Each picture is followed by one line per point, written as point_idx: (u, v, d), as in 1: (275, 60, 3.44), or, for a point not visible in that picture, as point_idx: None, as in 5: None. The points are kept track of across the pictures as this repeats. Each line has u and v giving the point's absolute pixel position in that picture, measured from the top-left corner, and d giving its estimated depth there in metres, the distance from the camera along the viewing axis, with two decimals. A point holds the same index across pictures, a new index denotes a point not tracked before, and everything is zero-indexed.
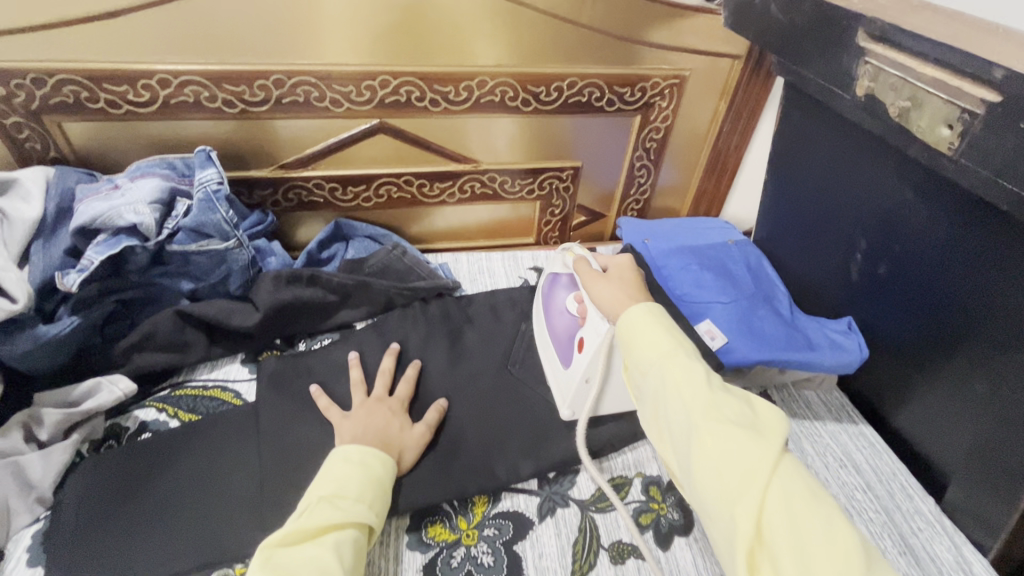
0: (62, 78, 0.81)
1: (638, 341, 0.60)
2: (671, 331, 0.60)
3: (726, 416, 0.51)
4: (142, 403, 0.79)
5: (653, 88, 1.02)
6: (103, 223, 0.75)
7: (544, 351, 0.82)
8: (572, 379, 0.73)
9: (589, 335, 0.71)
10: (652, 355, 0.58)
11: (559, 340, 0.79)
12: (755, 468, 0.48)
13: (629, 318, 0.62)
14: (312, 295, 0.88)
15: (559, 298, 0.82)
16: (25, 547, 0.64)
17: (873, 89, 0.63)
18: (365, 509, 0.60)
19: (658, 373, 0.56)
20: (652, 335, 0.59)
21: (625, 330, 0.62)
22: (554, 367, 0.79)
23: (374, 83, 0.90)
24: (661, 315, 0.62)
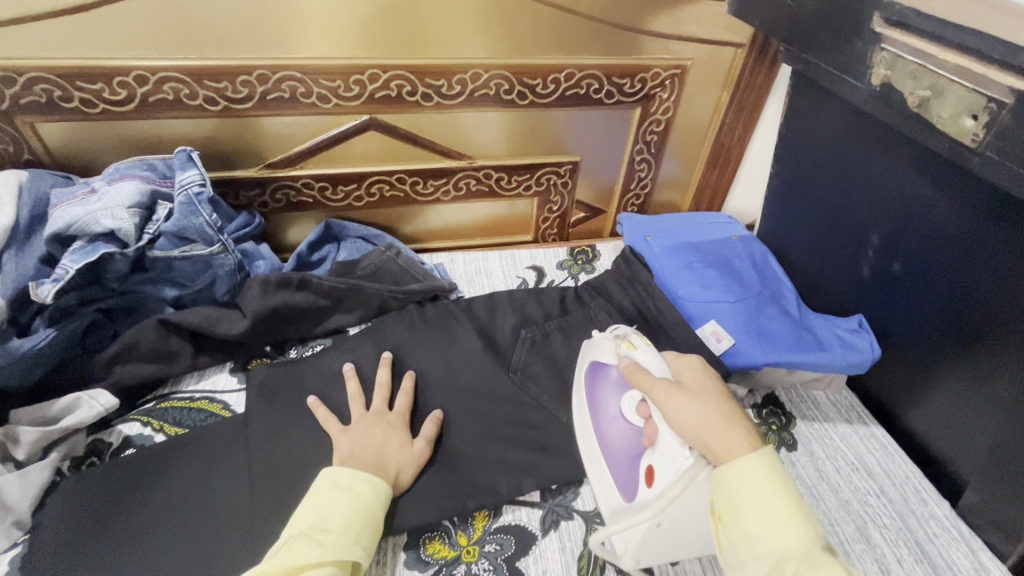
0: (33, 77, 0.77)
1: (750, 502, 0.47)
2: (797, 503, 0.47)
3: None
4: (126, 417, 0.76)
5: (654, 79, 0.98)
6: (78, 230, 0.71)
7: (594, 473, 0.67)
8: (635, 524, 0.57)
9: (659, 465, 0.57)
10: (772, 540, 0.45)
11: (619, 461, 0.65)
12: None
13: (740, 466, 0.49)
14: (302, 300, 0.85)
15: (612, 404, 0.69)
16: (1, 574, 0.61)
17: (890, 78, 0.60)
18: (348, 544, 0.57)
19: (776, 564, 0.44)
20: (773, 507, 0.46)
21: (729, 480, 0.49)
22: (612, 497, 0.64)
23: (363, 77, 0.86)
24: (778, 472, 0.49)
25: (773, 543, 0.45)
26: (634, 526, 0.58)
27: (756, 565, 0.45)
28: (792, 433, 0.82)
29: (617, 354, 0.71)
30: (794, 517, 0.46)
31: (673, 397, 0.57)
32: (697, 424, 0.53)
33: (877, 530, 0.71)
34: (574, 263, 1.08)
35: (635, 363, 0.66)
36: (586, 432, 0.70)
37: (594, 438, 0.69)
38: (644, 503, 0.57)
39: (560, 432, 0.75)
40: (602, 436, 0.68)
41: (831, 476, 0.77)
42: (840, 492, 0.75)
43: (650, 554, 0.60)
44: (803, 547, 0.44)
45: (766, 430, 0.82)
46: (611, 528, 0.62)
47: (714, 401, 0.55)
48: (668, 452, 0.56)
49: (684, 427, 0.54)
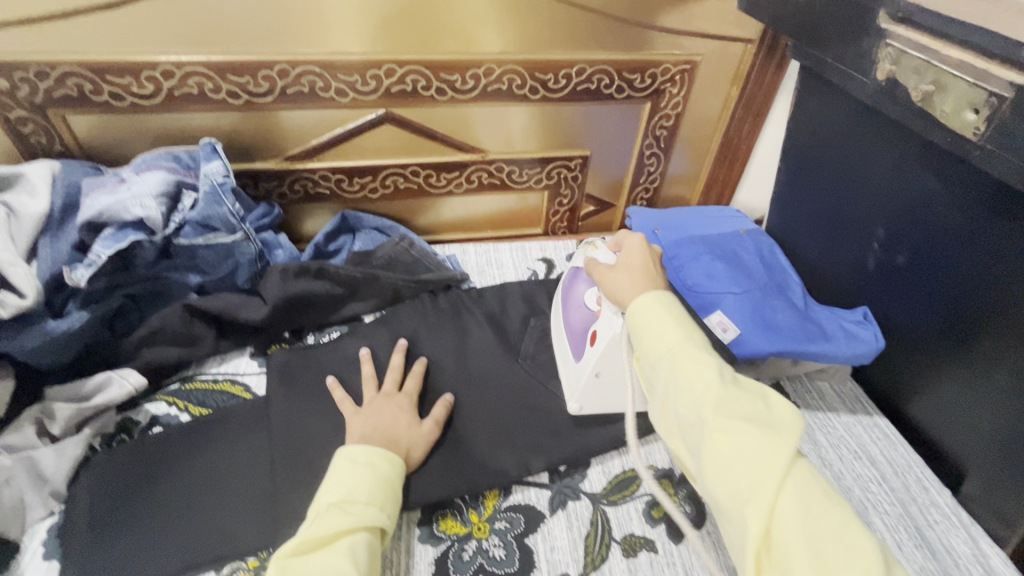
0: (66, 71, 0.80)
1: (649, 327, 0.59)
2: (682, 322, 0.59)
3: (738, 412, 0.50)
4: (153, 397, 0.79)
5: (664, 74, 0.99)
6: (109, 218, 0.75)
7: (558, 348, 0.81)
8: (581, 374, 0.74)
9: (602, 329, 0.72)
10: (662, 347, 0.57)
11: (573, 334, 0.78)
12: (769, 462, 0.47)
13: (641, 306, 0.61)
14: (319, 288, 0.87)
15: (578, 294, 0.78)
16: (40, 540, 0.64)
17: (895, 72, 0.61)
18: (375, 511, 0.60)
19: (670, 370, 0.56)
20: (662, 328, 0.58)
21: (635, 315, 0.61)
22: (566, 361, 0.78)
23: (379, 72, 0.89)
24: (669, 301, 0.61)
25: (661, 349, 0.57)
26: (580, 376, 0.74)
27: (657, 369, 0.57)
28: None
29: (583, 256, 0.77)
30: (676, 328, 0.58)
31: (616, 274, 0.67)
32: (627, 289, 0.64)
33: (878, 516, 0.73)
34: None
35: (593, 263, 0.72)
36: (557, 316, 0.83)
37: (562, 322, 0.81)
38: (589, 358, 0.73)
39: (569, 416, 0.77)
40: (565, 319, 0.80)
41: (834, 464, 0.78)
42: (843, 480, 0.77)
43: (593, 404, 0.76)
44: (685, 350, 0.56)
45: None
46: (566, 385, 0.78)
47: (642, 276, 0.65)
48: (609, 318, 0.71)
49: (619, 293, 0.65)
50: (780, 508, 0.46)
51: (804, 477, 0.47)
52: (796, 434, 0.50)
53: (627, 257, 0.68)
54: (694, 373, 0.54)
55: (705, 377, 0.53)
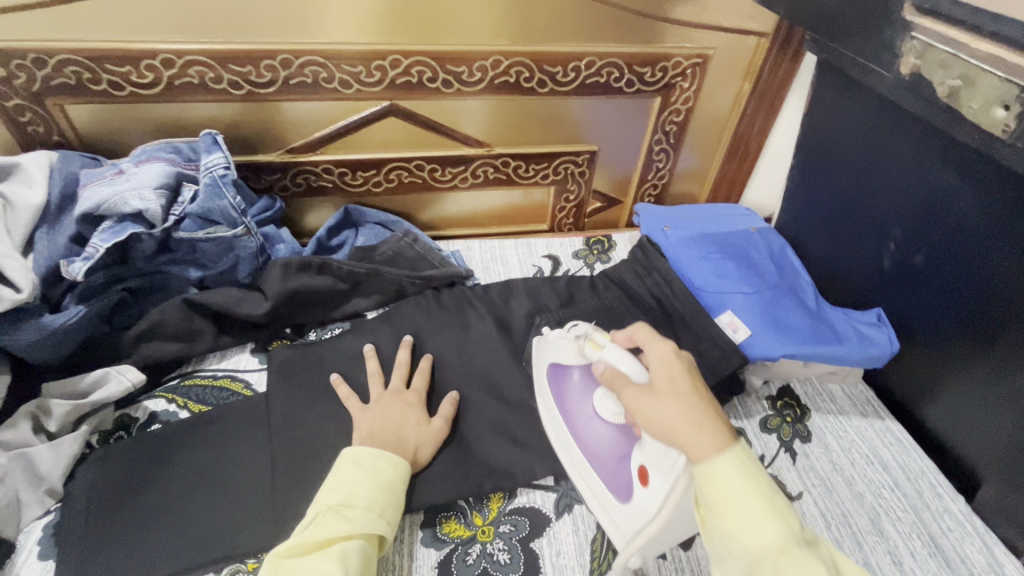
0: (64, 59, 0.78)
1: (732, 506, 0.47)
2: (771, 500, 0.47)
3: None
4: (152, 393, 0.78)
5: (675, 68, 0.97)
6: (108, 210, 0.73)
7: (579, 475, 0.68)
8: (637, 518, 0.60)
9: (654, 464, 0.58)
10: (754, 545, 0.45)
11: (605, 463, 0.67)
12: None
13: (715, 471, 0.49)
14: (322, 284, 0.86)
15: (588, 406, 0.70)
16: (36, 539, 0.63)
17: (919, 67, 0.59)
18: (374, 516, 0.59)
19: (762, 574, 0.44)
20: (751, 517, 0.46)
21: (707, 483, 0.49)
22: (603, 499, 0.65)
23: (384, 62, 0.87)
24: (750, 463, 0.50)
25: (750, 544, 0.45)
26: (633, 522, 0.60)
27: (735, 565, 0.46)
28: (807, 425, 0.82)
29: (584, 354, 0.69)
30: (770, 518, 0.46)
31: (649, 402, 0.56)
32: (674, 428, 0.53)
33: (890, 523, 0.71)
34: (589, 253, 1.08)
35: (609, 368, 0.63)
36: (569, 437, 0.71)
37: (574, 441, 0.70)
38: (642, 503, 0.59)
39: None
40: (586, 439, 0.70)
41: (845, 469, 0.77)
42: (854, 485, 0.75)
43: (654, 550, 0.60)
44: (780, 547, 0.45)
45: (780, 422, 0.82)
46: (609, 524, 0.64)
47: (690, 400, 0.54)
48: (661, 453, 0.57)
49: (663, 430, 0.54)
50: None
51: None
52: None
53: (660, 376, 0.58)
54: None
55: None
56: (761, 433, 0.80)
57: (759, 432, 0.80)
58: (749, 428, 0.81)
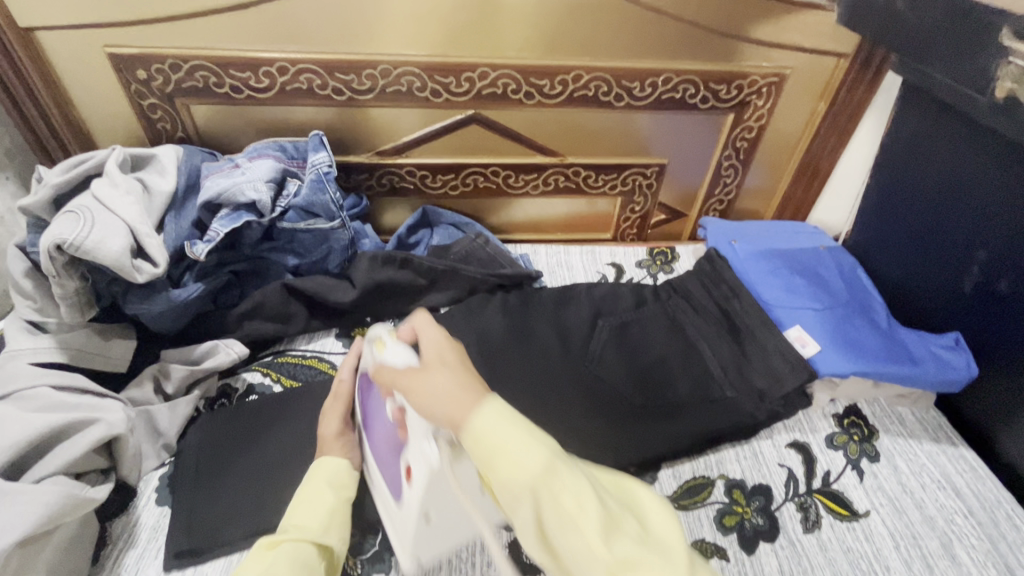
0: (195, 64, 0.88)
1: (502, 450, 0.43)
2: (533, 431, 0.45)
3: (625, 541, 0.41)
4: (249, 367, 0.85)
5: (750, 86, 0.99)
6: (227, 198, 0.81)
7: (373, 478, 0.66)
8: (408, 520, 0.58)
9: (413, 463, 0.55)
10: (523, 476, 0.42)
11: (387, 462, 0.62)
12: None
13: (481, 421, 0.45)
14: (403, 278, 0.92)
15: (376, 403, 0.65)
16: (154, 487, 0.70)
17: (1016, 91, 0.60)
18: (303, 526, 0.59)
19: (536, 506, 0.42)
20: (513, 449, 0.43)
21: (478, 437, 0.44)
22: (388, 502, 0.63)
23: (474, 75, 0.93)
24: (511, 410, 0.46)
25: (522, 479, 0.42)
26: (407, 523, 0.58)
27: (519, 508, 0.43)
28: (874, 445, 0.81)
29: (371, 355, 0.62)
30: (529, 444, 0.43)
31: (416, 379, 0.51)
32: (438, 397, 0.48)
33: (963, 549, 0.70)
34: (653, 263, 1.10)
35: (384, 364, 0.56)
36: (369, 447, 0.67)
37: (369, 446, 0.67)
38: (409, 502, 0.57)
39: (640, 416, 0.78)
40: (374, 444, 0.65)
41: (916, 492, 0.76)
42: (925, 508, 0.74)
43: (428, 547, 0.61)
44: (549, 468, 0.43)
45: (847, 440, 0.81)
46: (395, 530, 0.63)
47: (461, 370, 0.50)
48: (417, 450, 0.54)
49: (425, 405, 0.49)
50: None
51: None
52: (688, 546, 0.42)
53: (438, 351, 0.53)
54: (572, 508, 0.41)
55: (581, 505, 0.41)
56: (826, 449, 0.80)
57: (825, 447, 0.80)
58: (813, 442, 0.81)
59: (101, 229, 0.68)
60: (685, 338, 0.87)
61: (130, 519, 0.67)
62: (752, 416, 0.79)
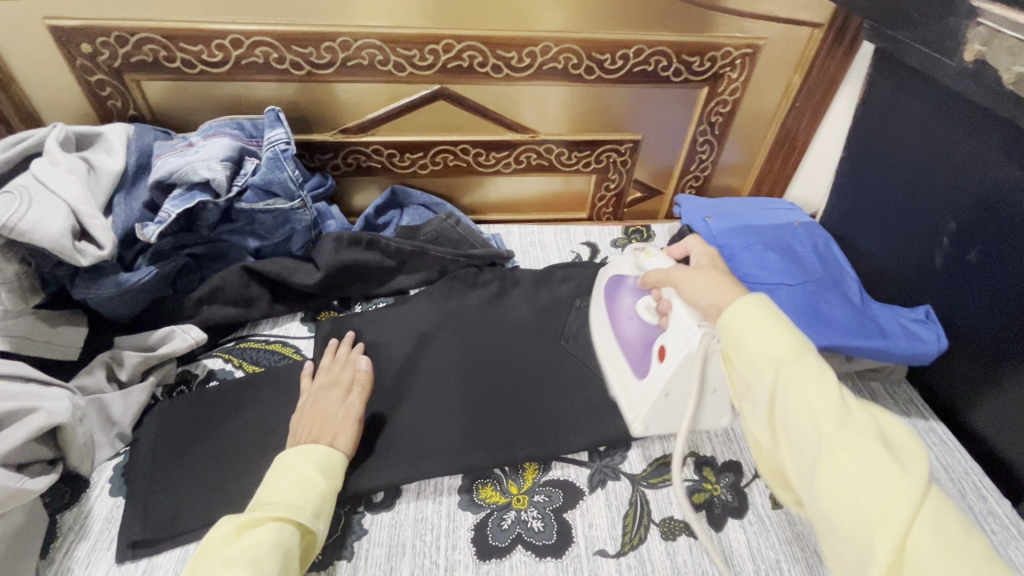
0: (143, 37, 0.83)
1: (746, 338, 0.50)
2: (785, 326, 0.49)
3: (860, 432, 0.43)
4: (210, 353, 0.83)
5: (724, 58, 0.97)
6: (178, 178, 0.77)
7: (608, 363, 0.75)
8: (649, 391, 0.68)
9: (671, 343, 0.65)
10: (768, 354, 0.48)
11: (631, 347, 0.73)
12: (902, 493, 0.40)
13: (736, 311, 0.52)
14: (369, 259, 0.89)
15: (626, 304, 0.76)
16: (108, 477, 0.68)
17: (984, 54, 0.59)
18: (296, 505, 0.57)
19: (774, 383, 0.47)
20: (763, 333, 0.49)
21: (727, 321, 0.52)
22: (622, 376, 0.73)
23: (437, 47, 0.89)
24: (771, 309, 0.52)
25: (771, 356, 0.48)
26: (646, 395, 0.68)
27: (756, 386, 0.49)
28: None
29: (635, 263, 0.76)
30: (780, 333, 0.49)
31: (686, 278, 0.61)
32: (704, 292, 0.58)
33: None
34: (628, 242, 1.08)
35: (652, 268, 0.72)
36: (608, 336, 0.76)
37: (610, 334, 0.76)
38: (655, 375, 0.67)
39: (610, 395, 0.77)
40: (616, 333, 0.75)
41: None
42: None
43: (658, 424, 0.69)
44: (795, 355, 0.47)
45: None
46: (625, 404, 0.71)
47: (727, 277, 0.59)
48: (678, 331, 0.64)
49: (694, 299, 0.59)
50: (914, 539, 0.39)
51: (941, 500, 0.40)
52: (923, 460, 0.42)
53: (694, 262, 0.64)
54: (812, 389, 0.45)
55: (822, 389, 0.45)
56: None
57: None
58: None
59: (38, 210, 0.65)
60: None
61: (81, 511, 0.65)
62: None
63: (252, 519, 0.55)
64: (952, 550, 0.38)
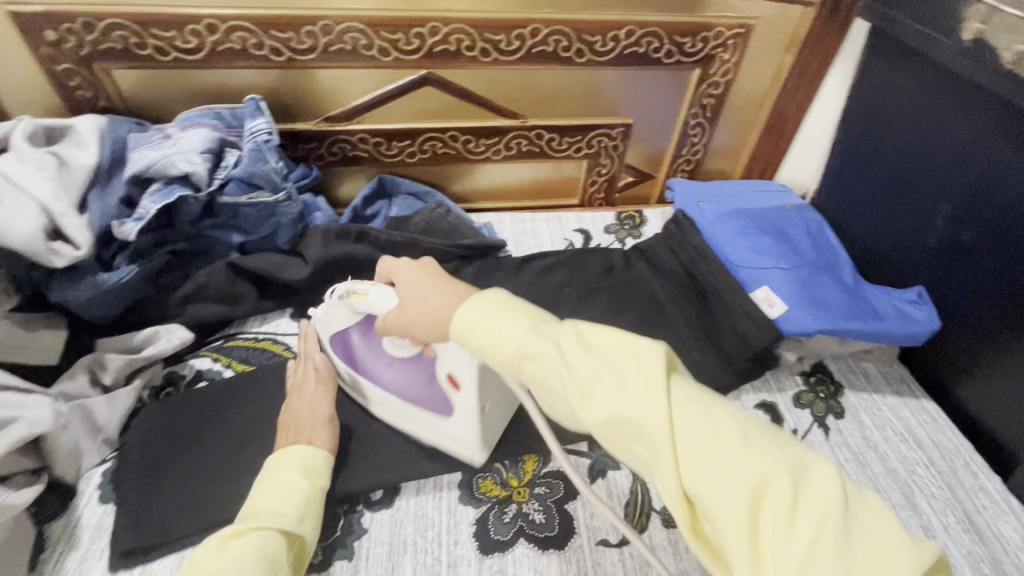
0: (111, 23, 0.79)
1: (483, 342, 0.45)
2: (510, 312, 0.46)
3: (605, 392, 0.40)
4: (198, 353, 0.81)
5: (716, 38, 0.95)
6: (157, 171, 0.74)
7: (403, 415, 0.69)
8: (466, 422, 0.64)
9: (453, 367, 0.60)
10: (504, 355, 0.44)
11: (412, 385, 0.66)
12: (657, 438, 0.38)
13: (460, 320, 0.47)
14: (359, 251, 0.86)
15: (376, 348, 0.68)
16: (96, 484, 0.66)
17: (983, 32, 0.62)
18: (277, 512, 0.55)
19: (527, 379, 0.44)
20: (490, 335, 0.45)
21: (461, 334, 0.47)
22: (427, 421, 0.67)
23: (423, 30, 0.86)
24: (487, 296, 0.47)
25: (508, 357, 0.44)
26: (465, 426, 0.64)
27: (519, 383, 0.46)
28: (839, 402, 0.81)
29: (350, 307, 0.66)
30: (501, 329, 0.45)
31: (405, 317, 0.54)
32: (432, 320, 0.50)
33: (924, 498, 0.71)
34: (621, 228, 1.07)
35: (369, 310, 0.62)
36: (374, 389, 0.69)
37: (385, 389, 0.68)
38: (460, 404, 0.63)
39: None
40: (383, 386, 0.68)
41: (879, 445, 0.77)
42: (888, 461, 0.75)
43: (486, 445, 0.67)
44: (522, 347, 0.43)
45: (814, 398, 0.82)
46: (450, 444, 0.68)
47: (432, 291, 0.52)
48: (455, 358, 0.59)
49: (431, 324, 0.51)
50: (687, 473, 0.37)
51: (690, 417, 0.39)
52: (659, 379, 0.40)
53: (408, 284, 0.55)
54: (549, 376, 0.42)
55: (557, 370, 0.42)
56: (793, 408, 0.80)
57: (792, 406, 0.80)
58: (781, 401, 0.81)
59: (7, 210, 0.63)
60: (653, 302, 0.85)
61: (69, 520, 0.63)
62: (719, 379, 0.78)
63: (235, 531, 0.52)
64: (711, 464, 0.36)
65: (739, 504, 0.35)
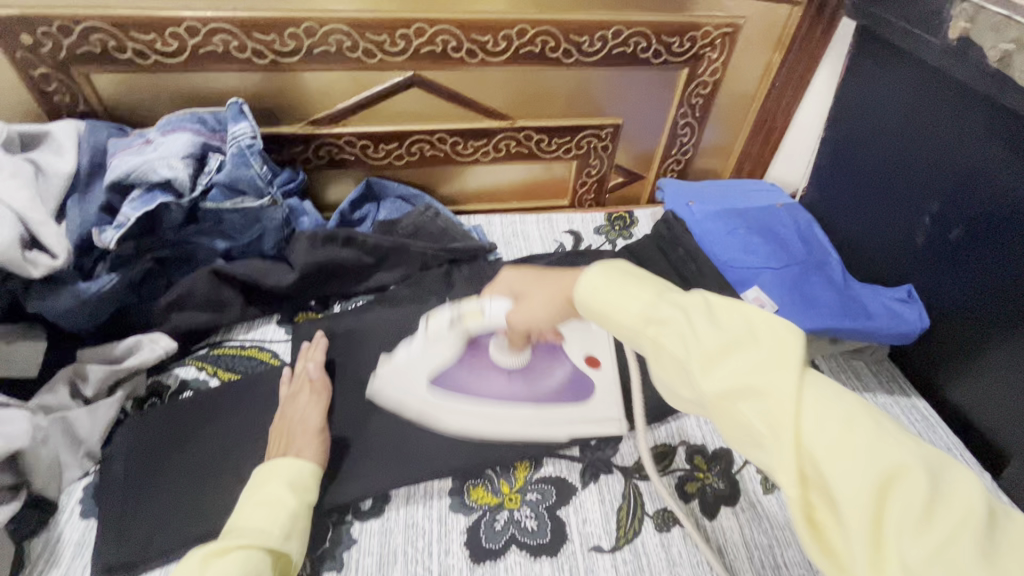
0: (89, 27, 0.77)
1: (606, 308, 0.45)
2: (639, 280, 0.45)
3: (732, 362, 0.37)
4: (182, 361, 0.79)
5: (704, 38, 0.95)
6: (137, 178, 0.72)
7: (530, 422, 0.70)
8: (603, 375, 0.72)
9: None
10: (626, 318, 0.43)
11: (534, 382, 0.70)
12: (780, 414, 0.34)
13: (584, 286, 0.46)
14: (346, 256, 0.85)
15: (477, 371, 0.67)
16: (77, 499, 0.65)
17: (969, 30, 0.63)
18: (262, 530, 0.54)
19: (648, 346, 0.43)
20: (615, 299, 0.44)
21: (584, 301, 0.47)
22: (560, 413, 0.70)
23: (409, 31, 0.85)
24: (618, 266, 0.47)
25: (630, 319, 0.43)
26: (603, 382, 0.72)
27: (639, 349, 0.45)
28: None
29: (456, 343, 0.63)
30: (629, 292, 0.44)
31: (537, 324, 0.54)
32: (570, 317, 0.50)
33: None
34: (611, 229, 1.07)
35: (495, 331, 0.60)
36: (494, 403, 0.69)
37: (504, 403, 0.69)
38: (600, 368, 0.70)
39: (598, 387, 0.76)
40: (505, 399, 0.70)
41: None
42: None
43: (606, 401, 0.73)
44: (647, 311, 0.42)
45: None
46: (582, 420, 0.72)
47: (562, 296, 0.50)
48: None
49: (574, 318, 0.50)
50: (811, 456, 0.33)
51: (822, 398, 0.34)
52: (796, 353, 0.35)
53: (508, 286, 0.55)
54: (669, 340, 0.40)
55: (679, 336, 0.40)
56: None
57: None
58: None
59: None
60: None
61: (51, 536, 0.62)
62: None
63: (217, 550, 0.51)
64: (844, 451, 0.32)
65: (861, 495, 0.31)
